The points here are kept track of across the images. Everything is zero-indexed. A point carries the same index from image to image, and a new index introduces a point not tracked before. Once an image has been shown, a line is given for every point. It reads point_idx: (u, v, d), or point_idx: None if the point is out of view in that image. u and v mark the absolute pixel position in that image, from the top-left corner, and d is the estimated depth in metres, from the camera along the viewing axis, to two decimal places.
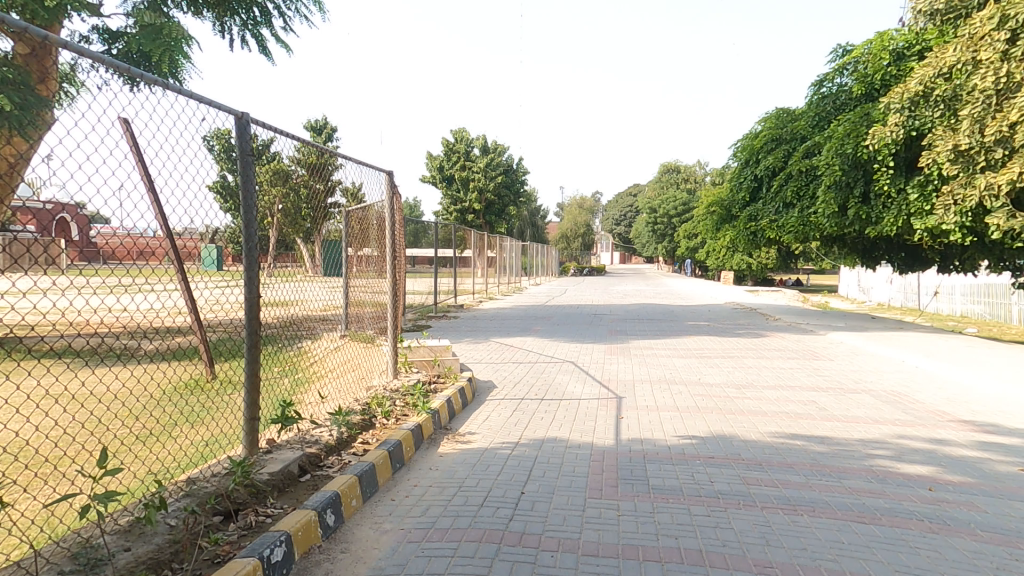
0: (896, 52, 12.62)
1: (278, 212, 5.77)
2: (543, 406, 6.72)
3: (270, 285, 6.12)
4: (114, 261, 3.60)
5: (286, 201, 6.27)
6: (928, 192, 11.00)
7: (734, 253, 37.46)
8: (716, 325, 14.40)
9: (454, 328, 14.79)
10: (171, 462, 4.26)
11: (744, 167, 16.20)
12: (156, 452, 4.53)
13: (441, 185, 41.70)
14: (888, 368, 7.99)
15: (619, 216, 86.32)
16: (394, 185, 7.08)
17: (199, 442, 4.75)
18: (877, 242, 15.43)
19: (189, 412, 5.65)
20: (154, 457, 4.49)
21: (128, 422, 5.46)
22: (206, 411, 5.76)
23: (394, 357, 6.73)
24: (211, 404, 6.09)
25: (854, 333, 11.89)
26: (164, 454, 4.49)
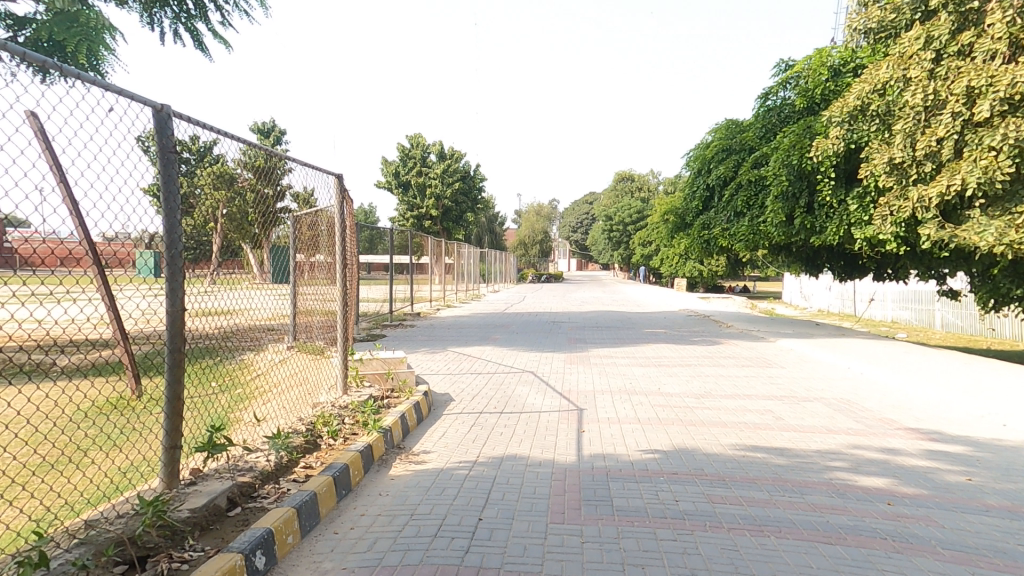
0: (833, 69, 13.27)
1: (222, 216, 5.54)
2: (501, 421, 6.46)
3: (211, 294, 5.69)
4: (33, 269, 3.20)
5: (230, 205, 5.79)
6: (867, 203, 11.50)
7: (686, 260, 38.52)
8: (672, 332, 14.61)
9: (410, 337, 14.38)
10: (80, 497, 3.82)
11: (697, 176, 16.64)
12: (62, 487, 4.02)
13: (397, 191, 40.99)
14: (835, 375, 8.24)
15: (576, 223, 87.57)
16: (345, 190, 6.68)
17: (116, 470, 4.29)
18: (819, 252, 16.13)
19: (106, 437, 5.09)
20: (61, 494, 3.97)
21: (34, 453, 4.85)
22: (126, 436, 5.20)
23: (344, 371, 6.25)
24: (135, 427, 5.54)
25: (802, 340, 12.29)
26: (73, 488, 4.02)
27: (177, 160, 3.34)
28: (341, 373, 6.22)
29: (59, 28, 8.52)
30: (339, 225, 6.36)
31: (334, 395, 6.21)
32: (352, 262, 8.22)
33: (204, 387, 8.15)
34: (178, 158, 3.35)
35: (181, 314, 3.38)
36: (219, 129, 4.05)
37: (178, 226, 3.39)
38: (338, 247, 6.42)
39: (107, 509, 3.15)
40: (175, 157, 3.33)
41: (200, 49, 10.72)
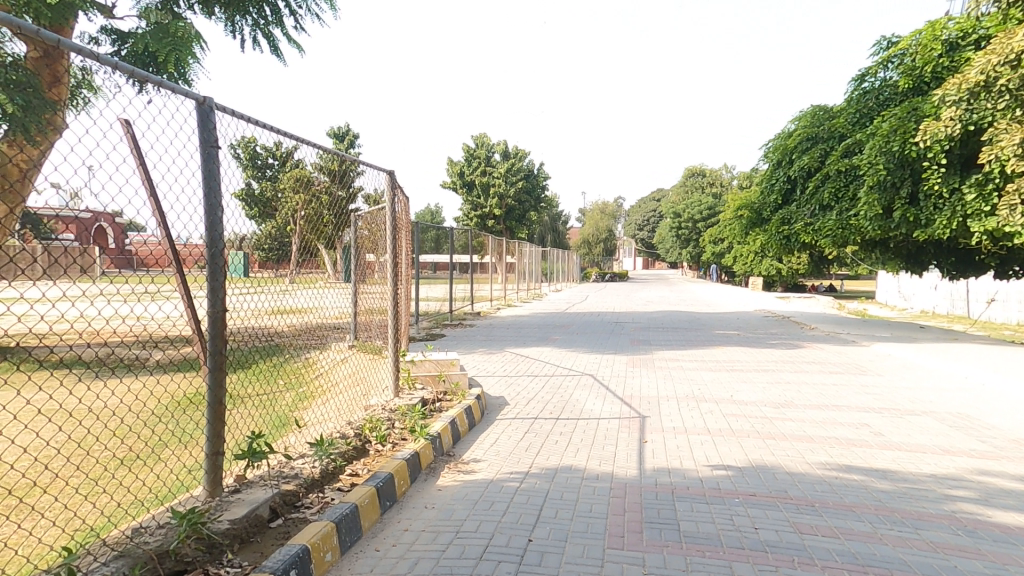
0: (949, 43, 11.76)
1: (300, 218, 5.77)
2: (557, 428, 6.12)
3: (285, 294, 5.88)
4: (146, 269, 3.24)
5: (306, 208, 6.01)
6: (988, 190, 10.12)
7: (763, 258, 36.19)
8: (747, 334, 13.58)
9: (470, 337, 14.32)
10: (149, 491, 3.94)
11: (776, 167, 15.41)
12: (132, 481, 4.12)
13: (462, 191, 41.50)
14: (946, 386, 7.18)
15: (642, 221, 85.15)
16: (399, 184, 6.57)
17: (183, 467, 4.41)
18: (923, 247, 14.52)
19: (179, 432, 5.29)
20: (130, 488, 4.08)
21: (113, 445, 5.06)
22: (196, 431, 5.39)
23: (395, 375, 6.17)
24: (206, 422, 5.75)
25: (901, 344, 10.98)
26: (144, 482, 4.16)
27: (218, 154, 3.25)
28: (393, 376, 6.15)
29: (153, 40, 9.03)
30: (390, 223, 6.36)
31: (385, 397, 6.16)
32: (404, 261, 8.25)
33: (272, 385, 8.40)
34: (219, 152, 3.27)
35: (221, 314, 3.33)
36: (272, 127, 4.01)
37: (217, 222, 3.29)
38: (389, 246, 6.42)
39: (152, 515, 3.14)
40: (217, 151, 3.25)
41: (276, 54, 11.14)
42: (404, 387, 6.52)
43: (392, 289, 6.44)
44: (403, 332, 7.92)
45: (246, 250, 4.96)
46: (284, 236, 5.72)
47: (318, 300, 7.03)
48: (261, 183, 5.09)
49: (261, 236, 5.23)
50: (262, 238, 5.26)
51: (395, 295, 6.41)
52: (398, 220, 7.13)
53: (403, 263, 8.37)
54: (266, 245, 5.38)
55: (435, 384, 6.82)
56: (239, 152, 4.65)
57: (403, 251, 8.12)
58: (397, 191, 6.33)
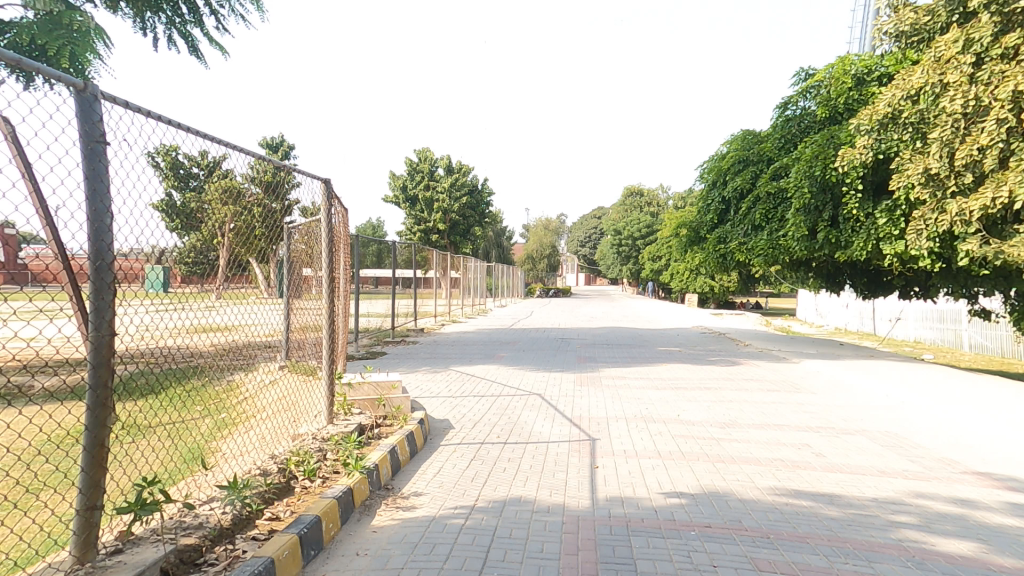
0: (856, 77, 12.68)
1: (228, 231, 5.30)
2: (504, 453, 5.80)
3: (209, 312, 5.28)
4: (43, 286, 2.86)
5: (236, 220, 5.51)
6: (896, 216, 10.88)
7: (697, 275, 37.73)
8: (687, 351, 13.86)
9: (413, 355, 13.76)
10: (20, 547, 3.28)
11: (711, 189, 16.03)
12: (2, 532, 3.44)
13: (405, 205, 40.74)
14: (873, 403, 7.49)
15: (584, 238, 87.14)
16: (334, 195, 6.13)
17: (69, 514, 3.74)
18: (841, 268, 15.53)
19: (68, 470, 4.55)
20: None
21: None
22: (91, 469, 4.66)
23: (330, 400, 5.62)
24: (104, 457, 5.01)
25: (828, 360, 11.52)
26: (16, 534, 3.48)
27: (104, 150, 2.73)
28: (326, 401, 5.60)
29: (42, 31, 8.12)
30: (326, 237, 5.84)
31: (316, 425, 5.60)
32: (342, 275, 7.74)
33: (187, 411, 7.56)
34: (106, 148, 2.74)
35: (108, 337, 2.78)
36: (188, 128, 3.56)
37: (104, 231, 2.75)
38: (325, 261, 5.90)
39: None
40: (103, 146, 2.73)
41: (195, 55, 10.33)
42: (339, 411, 5.99)
43: (327, 307, 5.89)
44: (338, 352, 7.39)
45: (168, 264, 4.44)
46: (209, 248, 5.18)
47: (251, 317, 6.47)
48: (183, 195, 4.58)
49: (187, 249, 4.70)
50: (188, 250, 4.76)
51: (329, 314, 5.86)
52: (334, 232, 6.65)
53: (341, 278, 7.85)
54: (190, 258, 4.84)
55: (373, 407, 6.32)
56: (160, 159, 4.13)
57: (340, 264, 7.62)
58: (333, 204, 5.84)
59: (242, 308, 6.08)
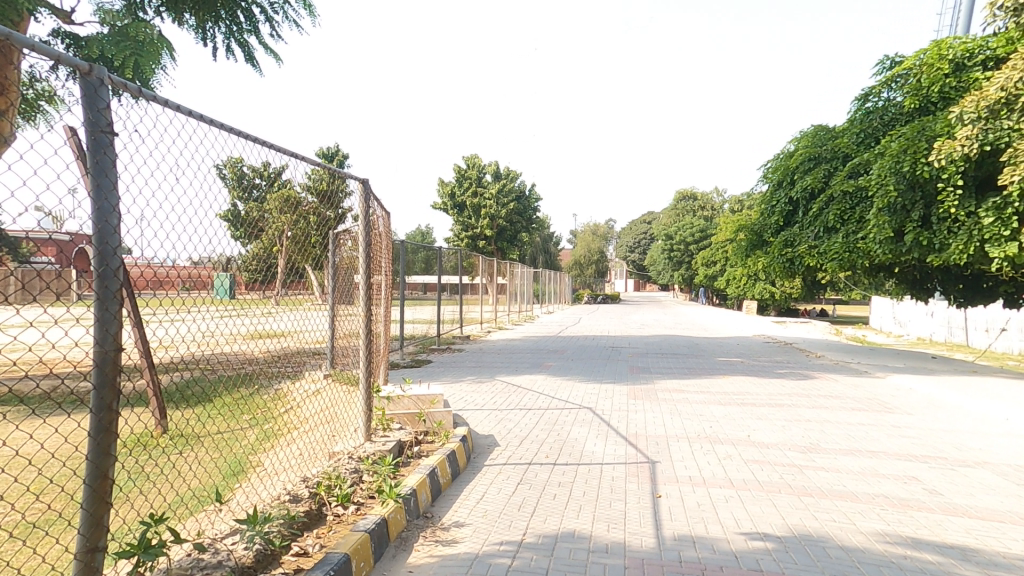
0: (955, 62, 11.44)
1: (286, 241, 5.17)
2: (554, 477, 5.28)
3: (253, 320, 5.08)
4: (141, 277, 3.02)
5: (296, 229, 5.44)
6: (1006, 214, 9.63)
7: (757, 281, 35.70)
8: (751, 362, 12.85)
9: (457, 363, 13.42)
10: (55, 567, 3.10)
11: (777, 188, 14.90)
12: (45, 548, 3.29)
13: (453, 211, 40.97)
14: (985, 429, 6.47)
15: (633, 243, 85.26)
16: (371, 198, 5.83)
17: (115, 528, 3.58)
18: (929, 274, 14.10)
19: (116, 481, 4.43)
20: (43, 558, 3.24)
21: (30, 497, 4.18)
22: (138, 480, 4.53)
23: (367, 415, 5.27)
24: (153, 469, 4.90)
25: (917, 376, 10.30)
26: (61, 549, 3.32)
27: (110, 141, 2.46)
28: (364, 416, 5.25)
29: (110, 44, 8.35)
30: (363, 239, 5.51)
31: (354, 442, 5.29)
32: (382, 281, 7.48)
33: (234, 420, 7.44)
34: (113, 139, 2.48)
35: (112, 353, 2.52)
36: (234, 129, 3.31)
37: (109, 231, 2.48)
38: (362, 266, 5.57)
39: None
40: (109, 137, 2.46)
41: (252, 64, 10.49)
42: (378, 426, 5.65)
43: (363, 315, 5.56)
44: (382, 362, 7.13)
45: (233, 271, 4.51)
46: (269, 256, 5.11)
47: (302, 324, 6.36)
48: (247, 205, 4.52)
49: (250, 259, 4.68)
50: (252, 259, 4.74)
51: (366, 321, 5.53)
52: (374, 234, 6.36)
53: (385, 285, 7.60)
54: (253, 266, 4.78)
55: (413, 422, 5.98)
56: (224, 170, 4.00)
57: (380, 269, 7.35)
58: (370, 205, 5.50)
59: (292, 315, 6.02)
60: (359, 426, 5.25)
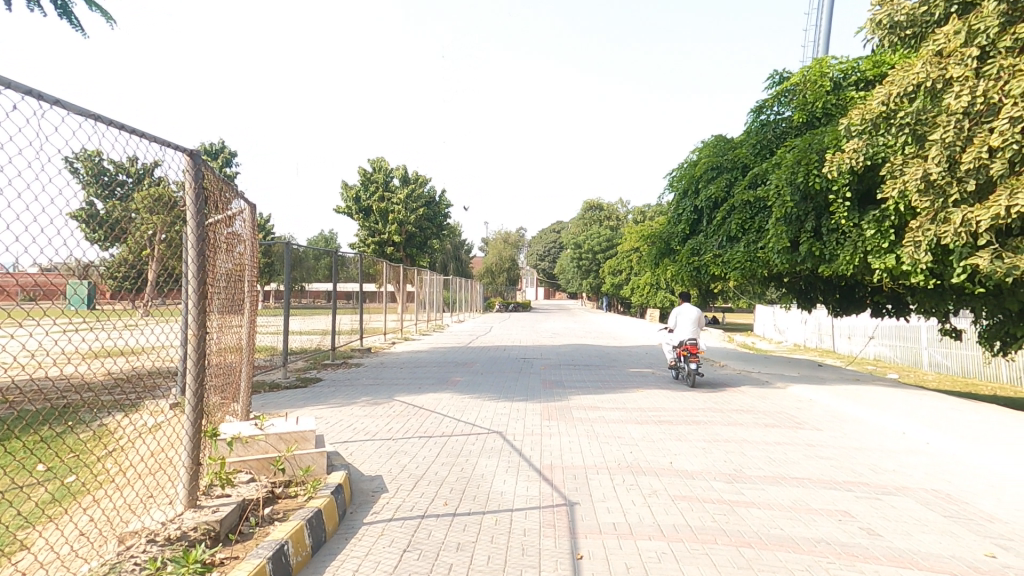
0: (834, 81, 12.30)
1: (159, 243, 4.36)
2: (451, 536, 4.18)
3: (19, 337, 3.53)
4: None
5: (171, 230, 4.49)
6: (885, 227, 10.08)
7: (658, 290, 37.27)
8: (663, 373, 12.62)
9: (352, 381, 11.86)
10: None
11: (683, 197, 15.02)
12: None
13: (359, 216, 38.61)
14: (895, 445, 6.36)
15: (544, 251, 86.72)
16: (207, 173, 4.36)
17: None
18: (814, 284, 14.94)
19: None
20: None
21: None
22: None
23: (194, 477, 3.81)
24: None
25: (815, 386, 10.53)
26: None
27: None
28: (186, 470, 3.78)
29: None
30: (194, 230, 4.01)
31: (172, 509, 3.85)
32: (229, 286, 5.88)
33: (20, 472, 5.52)
34: None
35: None
36: None
37: None
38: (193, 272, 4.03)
39: None
40: None
41: (67, 19, 8.41)
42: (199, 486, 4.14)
43: (193, 335, 4.00)
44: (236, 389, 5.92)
45: (93, 278, 3.72)
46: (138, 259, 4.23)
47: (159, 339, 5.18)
48: (107, 205, 3.57)
49: (121, 260, 3.89)
50: (121, 262, 3.95)
51: (199, 345, 3.97)
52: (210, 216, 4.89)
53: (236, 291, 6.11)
54: (121, 271, 3.98)
55: (266, 469, 4.62)
56: (72, 159, 3.18)
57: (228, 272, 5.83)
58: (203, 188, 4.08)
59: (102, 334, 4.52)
60: (178, 490, 3.81)
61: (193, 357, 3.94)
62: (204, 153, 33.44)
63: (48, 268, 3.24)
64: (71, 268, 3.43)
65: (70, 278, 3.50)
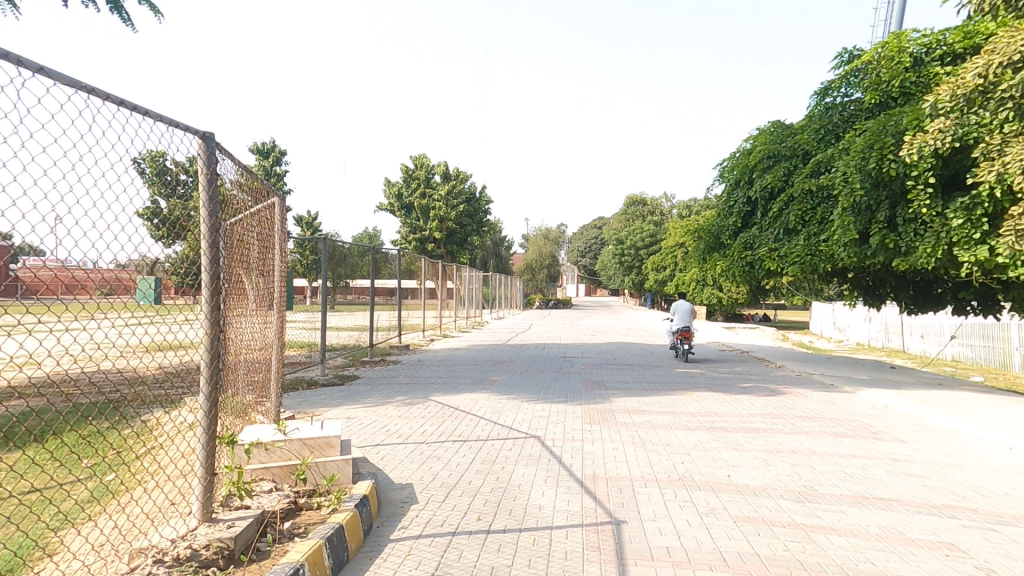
0: (914, 57, 11.18)
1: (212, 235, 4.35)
2: (484, 558, 3.77)
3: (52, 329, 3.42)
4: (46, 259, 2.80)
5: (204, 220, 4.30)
6: (976, 216, 9.03)
7: (704, 286, 35.85)
8: (713, 375, 11.83)
9: (389, 378, 11.68)
10: None
11: (735, 188, 14.08)
12: None
13: (400, 213, 38.97)
14: (998, 465, 5.51)
15: (584, 248, 85.55)
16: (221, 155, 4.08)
17: None
18: (884, 279, 13.72)
19: None
20: None
21: None
22: None
23: (208, 486, 3.59)
24: None
25: (888, 391, 9.55)
26: None
27: None
28: (200, 480, 3.57)
29: None
30: (208, 219, 3.76)
31: (185, 523, 3.64)
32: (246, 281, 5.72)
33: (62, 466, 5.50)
34: None
35: None
36: None
37: None
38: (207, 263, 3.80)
39: None
40: None
41: (118, 14, 8.51)
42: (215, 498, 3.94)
43: (207, 333, 3.75)
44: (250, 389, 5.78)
45: (161, 273, 3.73)
46: None
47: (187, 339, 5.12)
48: (171, 203, 3.63)
49: (187, 256, 3.93)
50: (185, 260, 3.96)
51: (213, 344, 3.73)
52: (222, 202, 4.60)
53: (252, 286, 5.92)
54: (187, 268, 4.01)
55: (289, 477, 4.39)
56: (140, 160, 3.24)
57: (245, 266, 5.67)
58: (217, 173, 3.83)
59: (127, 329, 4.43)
60: (193, 502, 3.61)
61: (206, 356, 3.70)
62: (255, 153, 34.47)
63: (121, 264, 3.30)
64: (141, 264, 3.47)
65: (141, 274, 3.53)
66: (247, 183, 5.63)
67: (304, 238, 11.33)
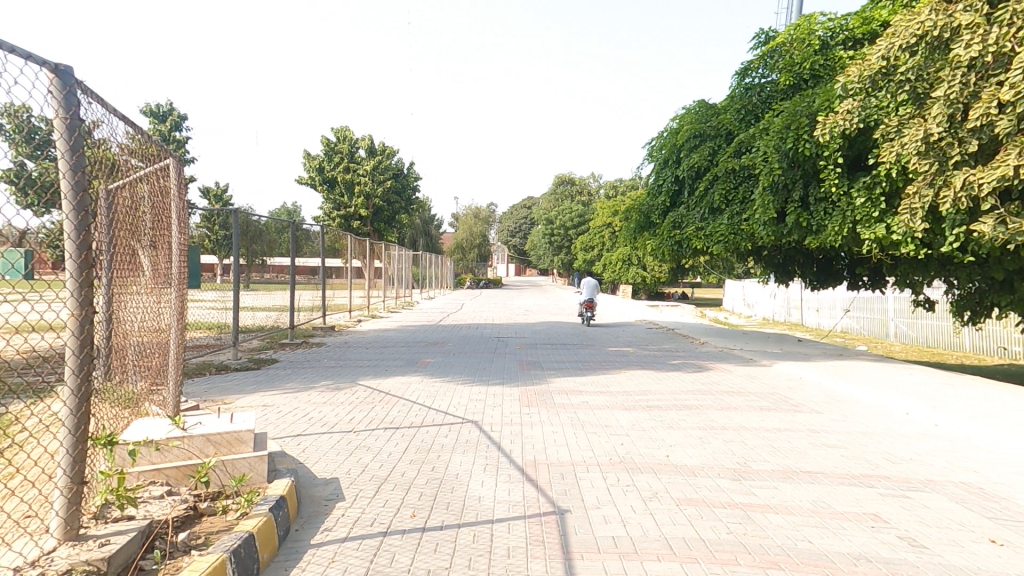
0: (821, 41, 11.84)
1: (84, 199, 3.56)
2: (419, 561, 3.42)
3: None
4: None
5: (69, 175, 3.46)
6: (875, 194, 9.64)
7: (630, 265, 37.03)
8: (643, 352, 12.07)
9: (311, 363, 10.85)
10: None
11: (663, 167, 14.33)
12: None
13: (322, 188, 36.78)
14: (904, 431, 5.91)
15: (514, 227, 85.71)
16: (87, 93, 3.26)
17: None
18: (793, 257, 14.59)
19: None
20: None
21: None
22: None
23: (75, 501, 2.94)
24: None
25: (801, 363, 10.16)
26: None
27: None
28: (63, 491, 2.92)
29: None
30: (70, 174, 2.99)
31: (41, 543, 2.97)
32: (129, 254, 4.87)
33: None
34: None
35: None
36: None
37: None
38: (72, 230, 3.03)
39: None
40: None
41: None
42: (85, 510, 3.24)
43: (74, 316, 3.01)
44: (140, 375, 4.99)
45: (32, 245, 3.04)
46: None
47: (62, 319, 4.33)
48: (41, 164, 2.93)
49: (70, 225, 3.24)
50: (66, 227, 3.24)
51: (82, 329, 3.01)
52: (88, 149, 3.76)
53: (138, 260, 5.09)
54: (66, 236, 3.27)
55: (187, 479, 3.75)
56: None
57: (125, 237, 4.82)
58: (79, 118, 3.01)
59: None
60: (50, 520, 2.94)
61: (73, 345, 2.98)
62: (151, 117, 30.94)
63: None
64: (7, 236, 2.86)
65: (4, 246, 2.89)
66: (134, 143, 4.73)
67: (212, 211, 10.20)
